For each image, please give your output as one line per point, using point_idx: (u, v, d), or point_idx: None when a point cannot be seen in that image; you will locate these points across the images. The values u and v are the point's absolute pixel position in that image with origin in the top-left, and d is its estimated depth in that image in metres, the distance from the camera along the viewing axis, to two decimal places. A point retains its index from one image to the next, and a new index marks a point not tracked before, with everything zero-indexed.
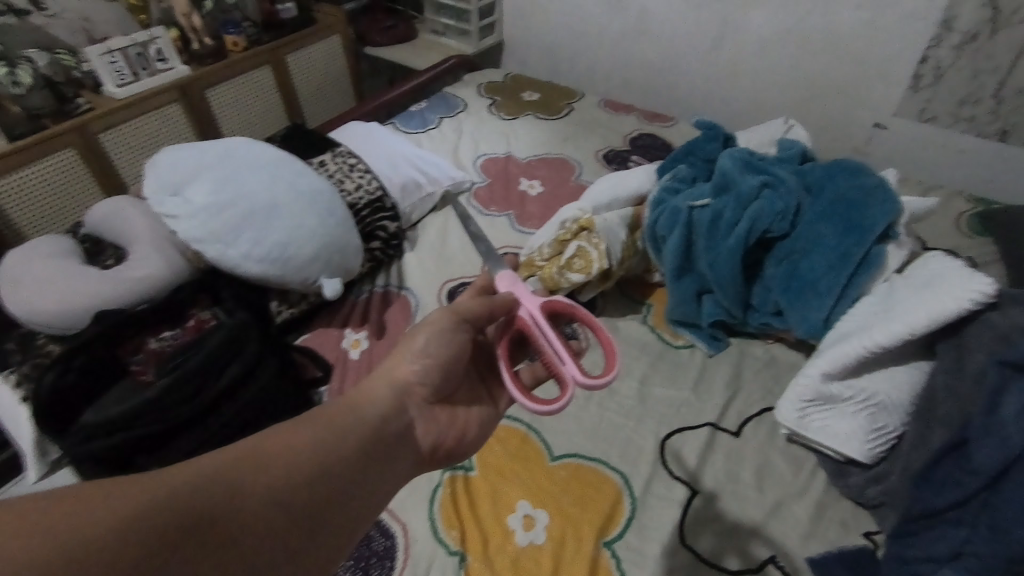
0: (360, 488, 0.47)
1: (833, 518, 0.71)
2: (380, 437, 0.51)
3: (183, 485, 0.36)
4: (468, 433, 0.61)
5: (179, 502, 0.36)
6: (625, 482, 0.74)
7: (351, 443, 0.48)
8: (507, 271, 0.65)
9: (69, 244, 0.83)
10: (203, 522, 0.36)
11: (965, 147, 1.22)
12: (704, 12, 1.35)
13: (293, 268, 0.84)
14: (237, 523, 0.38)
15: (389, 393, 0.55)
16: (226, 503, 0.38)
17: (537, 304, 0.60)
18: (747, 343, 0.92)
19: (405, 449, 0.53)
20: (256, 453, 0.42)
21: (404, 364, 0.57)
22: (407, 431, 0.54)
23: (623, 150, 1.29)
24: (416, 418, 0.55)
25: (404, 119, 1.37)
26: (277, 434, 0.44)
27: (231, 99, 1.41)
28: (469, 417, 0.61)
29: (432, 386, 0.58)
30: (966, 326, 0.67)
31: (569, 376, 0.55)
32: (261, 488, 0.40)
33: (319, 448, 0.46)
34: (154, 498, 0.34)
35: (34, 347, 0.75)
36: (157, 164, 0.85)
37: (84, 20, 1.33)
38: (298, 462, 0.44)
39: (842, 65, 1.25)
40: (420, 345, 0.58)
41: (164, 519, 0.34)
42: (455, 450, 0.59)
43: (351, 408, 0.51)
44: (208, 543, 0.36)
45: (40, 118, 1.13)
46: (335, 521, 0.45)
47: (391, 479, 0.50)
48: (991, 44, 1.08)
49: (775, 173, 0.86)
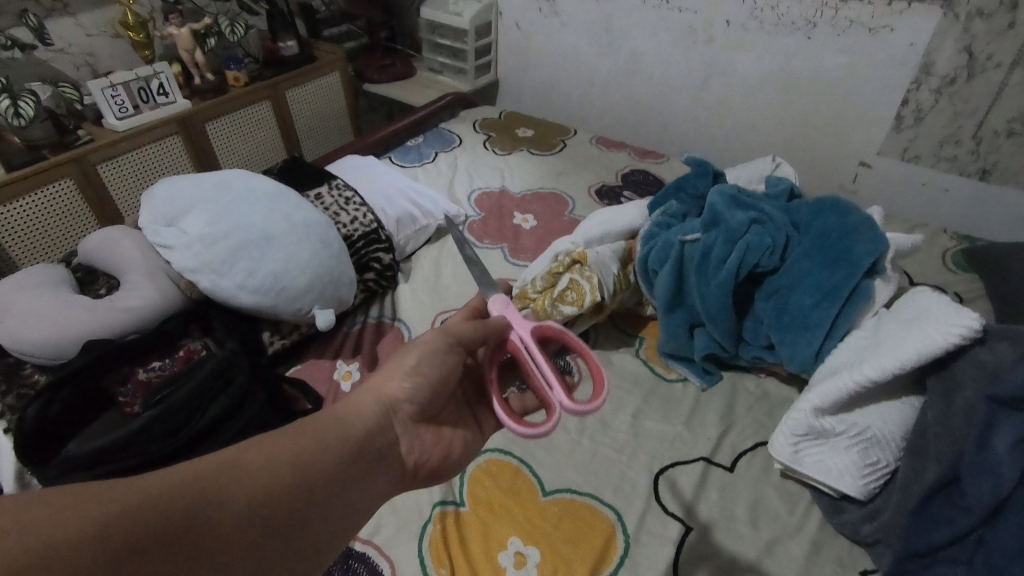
0: (340, 505, 0.46)
1: (829, 556, 0.70)
2: (364, 455, 0.51)
3: (165, 492, 0.36)
4: (452, 454, 0.61)
5: (158, 509, 0.35)
6: (618, 519, 0.73)
7: (335, 457, 0.47)
8: (500, 295, 0.65)
9: (61, 273, 0.83)
10: (182, 532, 0.35)
11: (947, 185, 1.25)
12: (692, 54, 1.40)
13: (286, 299, 0.84)
14: (216, 534, 0.37)
15: (377, 409, 0.54)
16: (207, 512, 0.37)
17: (528, 328, 0.61)
18: (740, 376, 0.92)
19: (387, 462, 0.53)
20: (238, 461, 0.41)
21: (393, 380, 0.57)
22: (391, 447, 0.54)
23: (616, 185, 1.31)
24: (401, 437, 0.56)
25: (400, 153, 1.40)
26: (261, 445, 0.43)
27: (230, 132, 1.44)
28: (454, 439, 0.62)
29: (419, 404, 0.57)
30: (955, 361, 0.67)
31: (557, 401, 0.55)
32: (244, 499, 0.40)
33: (303, 461, 0.45)
34: (132, 503, 0.33)
35: (19, 377, 0.74)
36: (153, 195, 0.86)
37: (88, 55, 1.37)
38: (281, 473, 0.43)
39: (826, 107, 1.29)
40: (412, 362, 0.58)
41: (141, 525, 0.33)
42: (440, 470, 0.59)
43: (336, 422, 0.51)
44: (184, 554, 0.35)
45: (39, 148, 1.15)
46: (313, 537, 0.44)
47: (370, 494, 0.50)
48: (968, 87, 1.12)
49: (763, 209, 0.87)
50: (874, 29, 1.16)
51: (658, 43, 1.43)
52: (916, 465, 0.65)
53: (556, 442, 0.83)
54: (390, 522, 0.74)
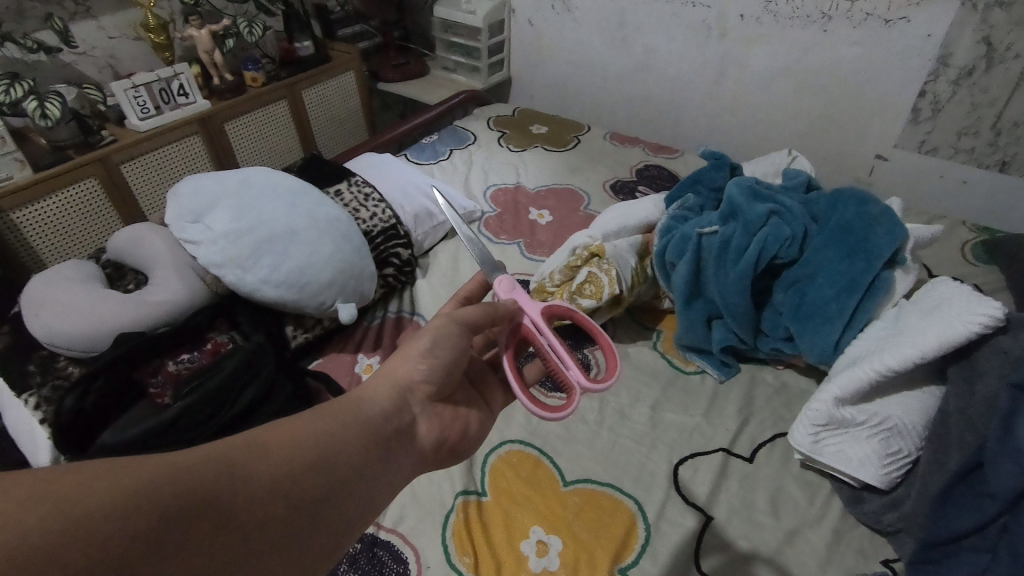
0: (362, 484, 0.47)
1: (851, 545, 0.70)
2: (384, 435, 0.51)
3: (190, 466, 0.36)
4: (470, 429, 0.62)
5: (186, 483, 0.35)
6: (639, 509, 0.74)
7: (353, 440, 0.48)
8: (504, 275, 0.67)
9: (91, 268, 0.85)
10: (208, 506, 0.36)
11: (964, 177, 1.25)
12: (706, 49, 1.40)
13: (310, 293, 0.85)
14: (242, 509, 0.38)
15: (392, 393, 0.54)
16: (231, 488, 0.37)
17: (539, 311, 0.64)
18: (758, 368, 0.92)
19: (406, 443, 0.53)
20: (260, 441, 0.41)
21: (408, 363, 0.57)
22: (409, 429, 0.54)
23: (630, 181, 1.32)
24: (417, 416, 0.55)
25: (416, 151, 1.41)
26: (281, 427, 0.44)
27: (248, 130, 1.46)
28: (469, 416, 0.62)
29: (435, 384, 0.58)
30: (977, 350, 0.67)
31: (574, 380, 0.58)
32: (266, 476, 0.40)
33: (323, 439, 0.45)
34: (158, 476, 0.34)
35: (54, 369, 0.75)
36: (178, 192, 0.88)
37: (110, 57, 1.39)
38: (303, 453, 0.43)
39: (842, 100, 1.29)
40: (425, 346, 0.57)
41: (169, 497, 0.34)
42: (458, 447, 0.60)
43: (352, 404, 0.51)
44: (211, 526, 0.35)
45: (64, 149, 1.18)
46: (338, 512, 0.44)
47: (390, 478, 0.50)
48: (986, 78, 1.12)
49: (782, 201, 0.87)
50: (890, 21, 1.15)
51: (672, 38, 1.43)
52: (939, 453, 0.66)
53: (575, 433, 0.84)
54: (414, 511, 0.75)
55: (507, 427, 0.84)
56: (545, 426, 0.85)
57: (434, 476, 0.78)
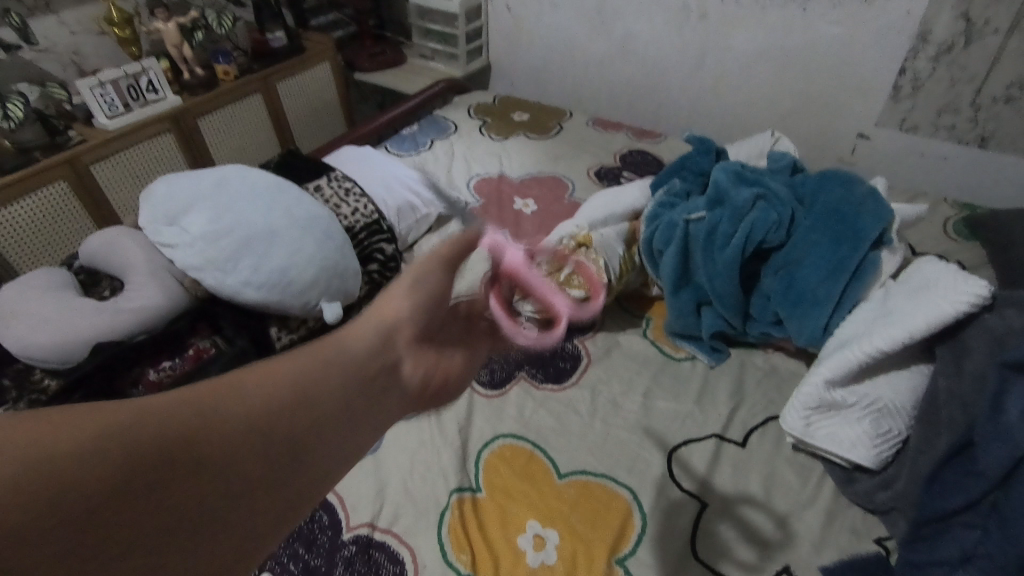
0: (348, 424, 0.45)
1: (844, 525, 0.71)
2: (370, 372, 0.49)
3: (159, 410, 0.34)
4: (450, 377, 0.60)
5: (152, 428, 0.33)
6: (633, 498, 0.74)
7: (337, 379, 0.46)
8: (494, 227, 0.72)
9: (63, 276, 0.81)
10: (181, 449, 0.34)
11: (944, 154, 1.25)
12: (686, 31, 1.38)
13: (293, 294, 0.83)
14: (219, 453, 0.36)
15: (377, 331, 0.52)
16: (204, 430, 0.36)
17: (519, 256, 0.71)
18: (748, 352, 0.92)
19: (394, 382, 0.51)
20: (230, 383, 0.39)
21: (393, 304, 0.56)
22: (394, 368, 0.52)
23: (614, 167, 1.31)
24: (403, 356, 0.53)
25: (396, 143, 1.38)
26: (256, 371, 0.42)
27: (222, 126, 1.41)
28: (453, 360, 0.61)
29: (419, 327, 0.56)
30: (964, 329, 0.67)
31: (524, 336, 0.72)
32: (242, 416, 0.38)
33: (302, 375, 0.43)
34: (126, 419, 0.32)
35: (30, 382, 0.73)
36: (153, 195, 0.85)
37: (75, 54, 1.34)
38: (281, 393, 0.41)
39: (823, 80, 1.29)
40: (408, 285, 0.58)
41: (139, 439, 0.32)
42: (441, 391, 0.59)
43: (332, 346, 0.49)
44: (186, 471, 0.34)
45: (30, 151, 1.13)
46: (322, 452, 0.42)
47: (378, 419, 0.48)
48: (966, 54, 1.12)
49: (768, 184, 0.87)
50: None
51: (652, 20, 1.42)
52: (929, 432, 0.66)
53: (567, 425, 0.83)
54: (408, 511, 0.74)
55: (499, 422, 0.84)
56: (537, 420, 0.84)
57: (427, 474, 0.77)
